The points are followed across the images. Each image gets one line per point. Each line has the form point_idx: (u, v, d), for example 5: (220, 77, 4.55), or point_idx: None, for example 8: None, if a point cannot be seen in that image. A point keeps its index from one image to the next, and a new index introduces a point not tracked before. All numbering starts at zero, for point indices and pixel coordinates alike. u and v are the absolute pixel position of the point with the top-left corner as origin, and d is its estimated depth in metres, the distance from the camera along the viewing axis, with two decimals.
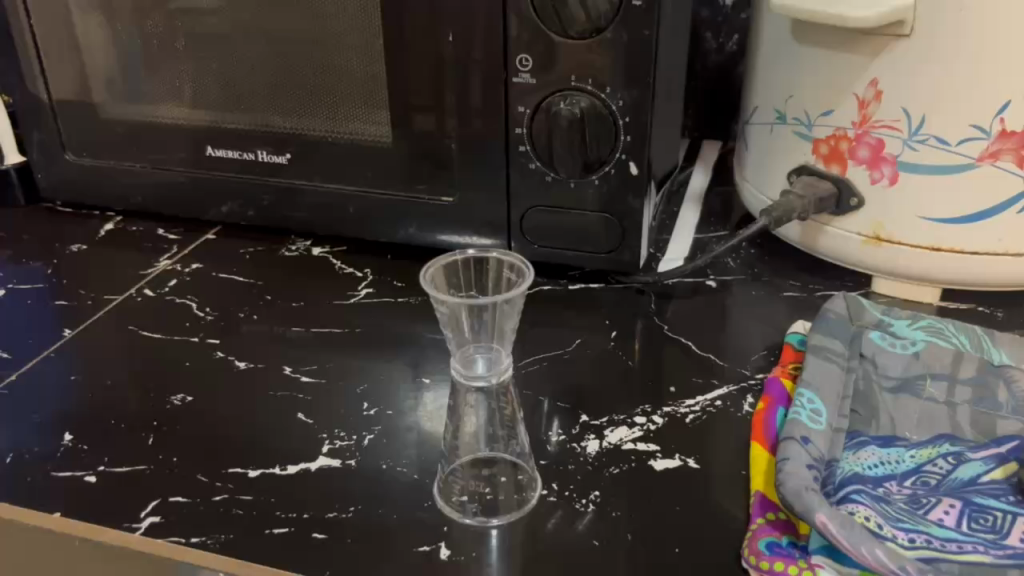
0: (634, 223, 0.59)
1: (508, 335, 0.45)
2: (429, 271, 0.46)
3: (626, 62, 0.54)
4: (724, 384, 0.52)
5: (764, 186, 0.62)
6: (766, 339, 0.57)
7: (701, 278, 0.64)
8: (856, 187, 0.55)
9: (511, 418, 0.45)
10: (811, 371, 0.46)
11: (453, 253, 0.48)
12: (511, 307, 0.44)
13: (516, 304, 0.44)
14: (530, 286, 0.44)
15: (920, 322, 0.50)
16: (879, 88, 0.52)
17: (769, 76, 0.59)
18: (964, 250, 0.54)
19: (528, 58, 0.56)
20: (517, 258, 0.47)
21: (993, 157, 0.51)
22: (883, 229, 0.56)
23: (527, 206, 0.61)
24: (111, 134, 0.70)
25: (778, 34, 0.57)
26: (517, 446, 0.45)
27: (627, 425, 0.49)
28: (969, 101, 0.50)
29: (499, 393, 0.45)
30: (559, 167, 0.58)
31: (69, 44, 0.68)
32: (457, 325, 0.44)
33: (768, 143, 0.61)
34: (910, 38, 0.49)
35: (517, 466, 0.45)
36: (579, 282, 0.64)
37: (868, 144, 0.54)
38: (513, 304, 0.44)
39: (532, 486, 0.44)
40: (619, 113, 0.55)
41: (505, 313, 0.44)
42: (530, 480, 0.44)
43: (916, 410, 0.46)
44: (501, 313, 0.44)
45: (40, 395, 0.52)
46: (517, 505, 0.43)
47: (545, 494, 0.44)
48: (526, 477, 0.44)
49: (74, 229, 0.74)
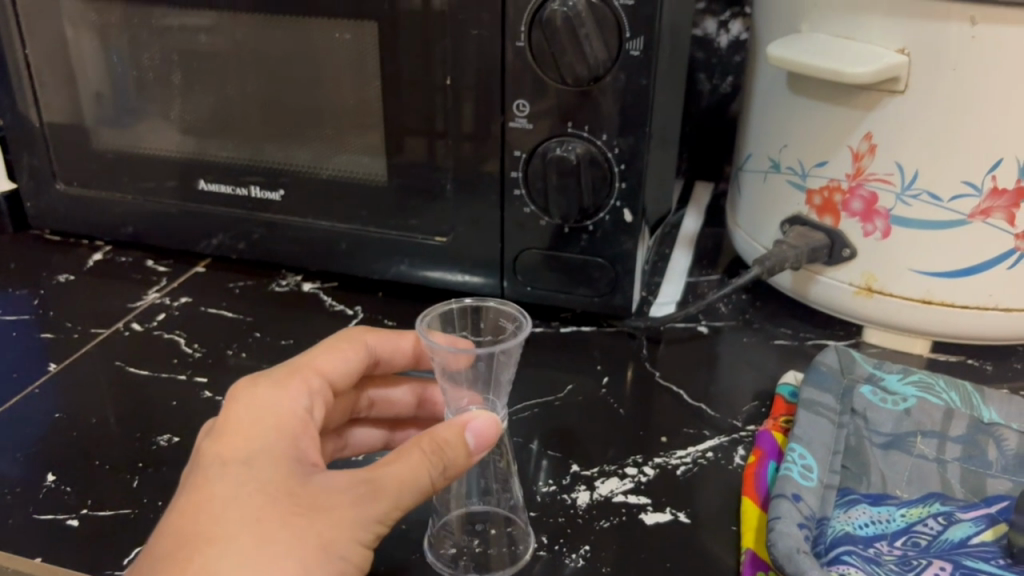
0: (628, 268, 0.59)
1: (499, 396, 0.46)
2: (425, 319, 0.46)
3: (622, 111, 0.54)
4: (716, 434, 0.52)
5: (757, 234, 0.62)
6: (756, 389, 0.57)
7: (692, 323, 0.64)
8: (849, 239, 0.56)
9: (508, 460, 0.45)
10: (804, 427, 0.46)
11: (449, 301, 0.48)
12: (508, 357, 0.44)
13: (513, 354, 0.44)
14: (527, 337, 0.43)
15: (911, 376, 0.50)
16: (873, 142, 0.52)
17: (764, 125, 0.59)
18: (954, 304, 0.54)
19: (525, 104, 0.56)
20: (514, 308, 0.47)
21: (984, 214, 0.51)
22: (875, 281, 0.56)
23: (520, 248, 0.61)
24: (104, 164, 0.70)
25: (772, 86, 0.58)
26: (510, 499, 0.45)
27: (618, 477, 0.48)
28: (961, 158, 0.50)
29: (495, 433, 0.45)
30: (553, 210, 0.58)
31: (65, 77, 0.68)
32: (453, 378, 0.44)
33: (762, 191, 0.61)
34: (904, 94, 0.50)
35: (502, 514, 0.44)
36: (571, 324, 0.64)
37: (861, 196, 0.54)
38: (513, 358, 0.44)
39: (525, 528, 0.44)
40: (615, 160, 0.55)
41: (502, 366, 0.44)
42: (521, 534, 0.44)
43: (906, 467, 0.46)
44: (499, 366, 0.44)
45: (23, 433, 0.52)
46: (508, 560, 0.42)
47: (536, 548, 0.43)
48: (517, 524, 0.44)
49: (62, 258, 0.73)
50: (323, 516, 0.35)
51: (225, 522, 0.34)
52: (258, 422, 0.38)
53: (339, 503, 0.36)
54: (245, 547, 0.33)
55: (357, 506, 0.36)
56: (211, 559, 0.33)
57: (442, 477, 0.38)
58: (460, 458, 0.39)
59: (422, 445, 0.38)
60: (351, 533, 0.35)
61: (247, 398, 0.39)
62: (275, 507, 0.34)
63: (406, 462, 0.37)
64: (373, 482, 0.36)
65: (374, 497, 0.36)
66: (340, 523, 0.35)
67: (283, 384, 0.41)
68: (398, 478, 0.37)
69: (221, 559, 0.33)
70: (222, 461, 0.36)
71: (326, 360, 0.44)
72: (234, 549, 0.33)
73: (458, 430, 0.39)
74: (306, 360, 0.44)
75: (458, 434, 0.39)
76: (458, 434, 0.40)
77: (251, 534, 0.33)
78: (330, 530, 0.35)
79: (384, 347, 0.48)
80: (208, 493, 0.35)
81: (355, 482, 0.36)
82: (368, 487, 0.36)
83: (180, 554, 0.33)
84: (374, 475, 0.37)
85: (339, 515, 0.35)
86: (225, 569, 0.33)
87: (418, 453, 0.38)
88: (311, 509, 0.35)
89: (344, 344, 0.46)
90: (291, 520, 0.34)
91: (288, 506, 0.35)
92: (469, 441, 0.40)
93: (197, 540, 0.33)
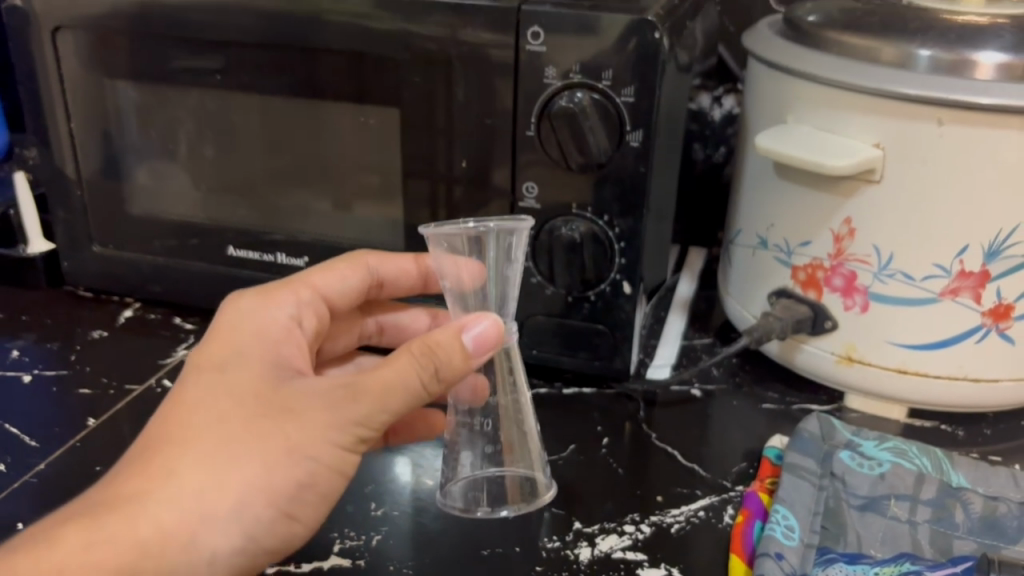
0: (627, 335, 0.63)
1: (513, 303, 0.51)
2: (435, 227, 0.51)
3: (622, 194, 0.59)
4: (707, 494, 0.56)
5: (746, 303, 0.67)
6: (745, 449, 0.61)
7: (687, 386, 0.68)
8: (831, 312, 0.60)
9: (520, 417, 0.52)
10: (787, 489, 0.51)
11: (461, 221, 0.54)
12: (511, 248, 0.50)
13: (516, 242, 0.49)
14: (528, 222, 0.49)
15: (886, 443, 0.55)
16: (853, 225, 0.57)
17: (753, 205, 0.64)
18: (927, 374, 0.59)
19: (534, 186, 0.61)
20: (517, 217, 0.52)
21: (952, 293, 0.56)
22: (854, 351, 0.60)
23: (526, 314, 0.65)
24: (139, 228, 0.75)
25: (760, 170, 0.63)
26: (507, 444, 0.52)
27: (617, 534, 0.52)
28: (932, 243, 0.55)
29: (507, 383, 0.51)
30: (558, 280, 0.62)
31: (107, 148, 0.73)
32: (460, 290, 0.50)
33: (751, 263, 0.65)
34: (879, 184, 0.55)
35: (518, 548, 0.51)
36: (573, 386, 0.68)
37: (842, 274, 0.59)
38: (511, 247, 0.49)
39: (542, 492, 0.52)
40: (615, 238, 0.60)
41: (503, 264, 0.50)
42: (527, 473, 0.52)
43: (881, 528, 0.50)
44: (499, 264, 0.50)
45: (68, 485, 0.56)
46: (521, 497, 0.51)
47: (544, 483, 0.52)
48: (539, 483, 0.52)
49: (95, 314, 0.78)
50: (292, 418, 0.41)
51: (198, 420, 0.41)
52: (249, 339, 0.46)
53: (310, 405, 0.42)
54: (211, 442, 0.40)
55: (331, 410, 0.42)
56: (180, 451, 0.40)
57: (435, 379, 0.44)
58: (452, 360, 0.44)
59: (412, 350, 0.44)
60: (319, 436, 0.42)
61: (231, 320, 0.48)
62: (246, 411, 0.41)
63: (394, 367, 0.43)
64: (351, 388, 0.42)
65: (351, 399, 0.42)
66: (308, 424, 0.41)
67: (265, 304, 0.49)
68: (380, 381, 0.42)
69: (188, 451, 0.40)
70: (204, 373, 0.44)
71: (324, 280, 0.54)
72: (203, 443, 0.40)
73: (451, 333, 0.45)
74: (304, 278, 0.53)
75: (453, 337, 0.45)
76: (455, 337, 0.45)
77: (220, 431, 0.41)
78: (297, 431, 0.41)
79: (386, 270, 0.57)
80: (191, 393, 0.43)
81: (333, 387, 0.43)
82: (349, 391, 0.42)
83: (156, 444, 0.41)
84: (357, 381, 0.43)
85: (308, 418, 0.42)
86: (191, 460, 0.40)
87: (407, 358, 0.43)
88: (281, 412, 0.41)
89: (344, 267, 0.56)
90: (260, 419, 0.41)
91: (258, 407, 0.41)
92: (467, 343, 0.45)
93: (171, 434, 0.41)
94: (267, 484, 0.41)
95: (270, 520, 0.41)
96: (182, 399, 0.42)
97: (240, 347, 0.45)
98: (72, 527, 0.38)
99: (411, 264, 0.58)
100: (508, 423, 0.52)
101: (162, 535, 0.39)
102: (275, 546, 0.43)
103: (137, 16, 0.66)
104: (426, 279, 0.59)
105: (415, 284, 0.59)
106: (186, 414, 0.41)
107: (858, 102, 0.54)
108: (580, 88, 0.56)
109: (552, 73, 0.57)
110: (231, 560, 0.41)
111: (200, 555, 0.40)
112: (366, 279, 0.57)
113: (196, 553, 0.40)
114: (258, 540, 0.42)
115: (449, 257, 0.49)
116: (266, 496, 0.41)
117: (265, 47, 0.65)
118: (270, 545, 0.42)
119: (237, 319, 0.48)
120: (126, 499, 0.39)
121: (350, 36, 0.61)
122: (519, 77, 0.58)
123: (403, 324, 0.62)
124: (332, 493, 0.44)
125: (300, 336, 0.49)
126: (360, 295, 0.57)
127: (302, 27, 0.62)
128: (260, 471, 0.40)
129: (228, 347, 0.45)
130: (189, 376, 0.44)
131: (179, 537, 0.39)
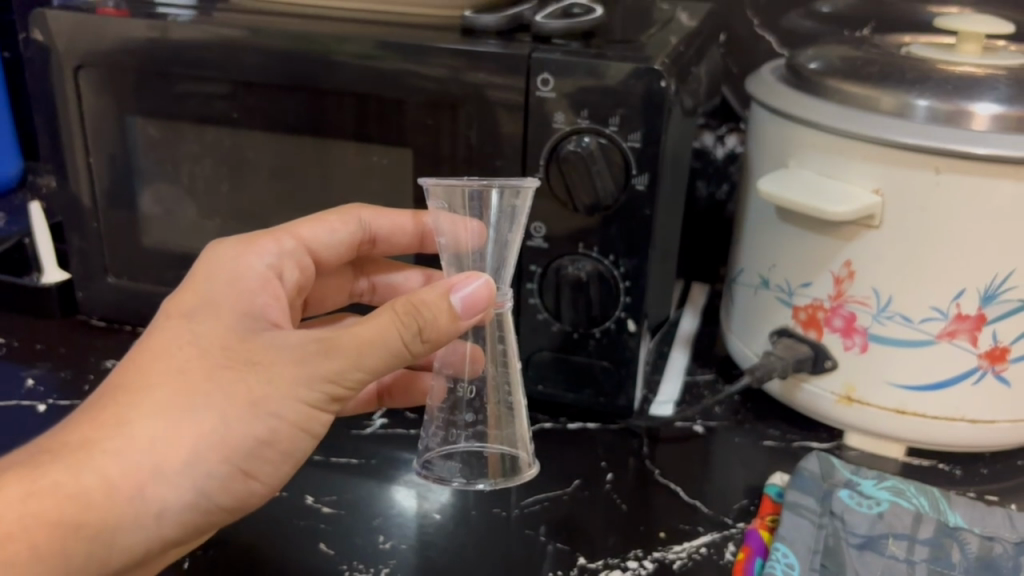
0: (631, 371, 0.65)
1: (509, 267, 0.51)
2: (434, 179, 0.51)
3: (628, 236, 0.60)
4: (709, 531, 0.57)
5: (748, 341, 0.68)
6: (746, 486, 0.62)
7: (689, 423, 0.70)
8: (831, 352, 0.62)
9: (507, 390, 0.53)
10: (788, 527, 0.52)
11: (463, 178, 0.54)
12: (517, 208, 0.49)
13: (524, 202, 0.49)
14: (536, 182, 0.49)
15: (885, 482, 0.56)
16: (853, 268, 0.58)
17: (755, 246, 0.66)
18: (925, 415, 0.60)
19: (542, 227, 0.62)
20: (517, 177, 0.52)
21: (949, 335, 0.57)
22: (854, 391, 0.62)
23: (532, 350, 0.66)
24: (154, 260, 0.77)
25: (762, 213, 0.64)
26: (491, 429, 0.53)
27: (620, 569, 0.53)
28: (929, 287, 0.56)
29: (498, 356, 0.52)
30: (564, 317, 0.64)
31: (124, 181, 0.75)
32: (456, 249, 0.50)
33: (752, 303, 0.67)
34: (878, 228, 0.56)
35: None
36: (577, 421, 0.69)
37: (842, 315, 0.60)
38: (514, 211, 0.49)
39: (523, 470, 0.52)
40: (621, 277, 0.62)
41: (504, 226, 0.50)
42: (512, 456, 0.53)
43: (879, 567, 0.51)
44: (500, 227, 0.50)
45: None
46: (502, 475, 0.52)
47: (526, 465, 0.53)
48: (522, 461, 0.53)
49: (108, 343, 0.79)
50: (259, 369, 0.43)
51: (159, 366, 0.43)
52: (221, 292, 0.48)
53: (280, 359, 0.43)
54: (170, 389, 0.42)
55: (297, 365, 0.43)
56: (134, 401, 0.42)
57: (417, 337, 0.44)
58: (438, 319, 0.45)
59: (396, 307, 0.44)
60: (283, 392, 0.43)
61: (207, 271, 0.49)
62: (211, 361, 0.43)
63: (375, 323, 0.44)
64: (328, 343, 0.44)
65: (328, 354, 0.43)
66: (277, 376, 0.43)
67: (240, 256, 0.52)
68: (356, 338, 0.44)
69: (144, 402, 0.42)
70: (172, 321, 0.45)
71: (311, 230, 0.57)
72: (161, 389, 0.42)
73: (439, 294, 0.45)
74: (291, 227, 0.56)
75: (441, 297, 0.45)
76: (444, 297, 0.45)
77: (180, 378, 0.42)
78: (260, 384, 0.43)
79: (378, 224, 0.59)
80: (153, 341, 0.44)
81: (308, 341, 0.44)
82: (321, 346, 0.44)
83: (112, 392, 0.42)
84: (332, 336, 0.44)
85: (274, 372, 0.43)
86: (145, 410, 0.42)
87: (389, 315, 0.44)
88: (249, 366, 0.43)
89: (334, 218, 0.58)
90: (220, 370, 0.43)
91: (225, 359, 0.43)
92: (456, 304, 0.45)
93: (128, 382, 0.43)
94: (223, 439, 0.42)
95: (224, 476, 0.43)
96: (143, 348, 0.44)
97: (210, 299, 0.47)
98: (13, 476, 0.40)
99: (405, 221, 0.60)
100: (495, 396, 0.53)
101: (109, 486, 0.40)
102: (230, 501, 0.44)
103: (156, 56, 0.68)
104: (420, 237, 0.61)
105: (410, 241, 0.61)
106: (144, 363, 0.43)
107: (859, 149, 0.55)
108: (587, 133, 0.58)
109: (561, 119, 0.59)
110: (181, 515, 0.43)
111: (148, 507, 0.41)
112: (357, 232, 0.59)
113: (144, 506, 0.41)
114: (212, 496, 0.43)
115: (448, 215, 0.49)
116: (221, 451, 0.42)
117: (279, 89, 0.66)
118: (225, 501, 0.44)
119: (211, 269, 0.50)
120: (73, 447, 0.41)
121: (364, 78, 0.63)
122: (529, 120, 0.60)
123: (395, 285, 0.65)
124: (293, 452, 0.46)
125: (276, 285, 0.51)
126: (350, 247, 0.59)
127: (316, 69, 0.64)
128: (217, 425, 0.42)
129: (198, 298, 0.47)
130: (158, 321, 0.46)
131: (127, 488, 0.40)
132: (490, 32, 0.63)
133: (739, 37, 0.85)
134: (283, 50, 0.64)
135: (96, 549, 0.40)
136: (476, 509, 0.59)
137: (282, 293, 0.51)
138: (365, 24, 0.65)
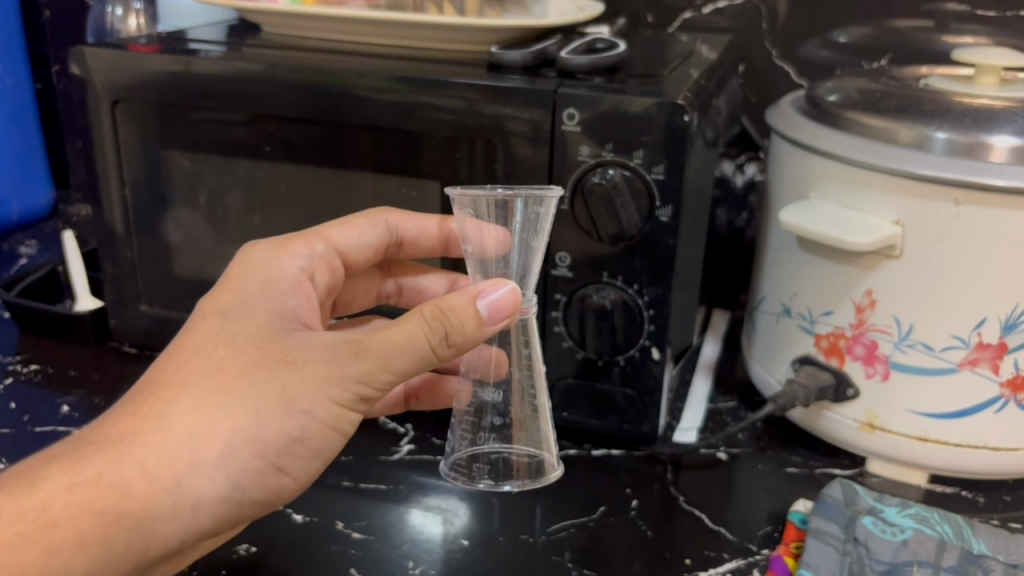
0: (655, 399, 0.65)
1: (533, 275, 0.52)
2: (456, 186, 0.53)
3: (652, 267, 0.61)
4: (734, 557, 0.58)
5: (772, 369, 0.69)
6: (770, 514, 0.62)
7: (713, 450, 0.70)
8: (853, 380, 0.62)
9: (532, 393, 0.54)
10: (811, 554, 0.53)
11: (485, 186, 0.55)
12: (541, 216, 0.51)
13: (547, 210, 0.51)
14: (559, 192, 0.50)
15: (908, 509, 0.57)
16: (874, 297, 0.59)
17: (776, 274, 0.67)
18: (948, 441, 0.60)
19: (566, 256, 0.64)
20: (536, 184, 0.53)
21: (971, 364, 0.58)
22: (876, 418, 0.62)
23: (557, 377, 0.67)
24: (186, 288, 0.79)
25: (784, 241, 0.65)
26: (518, 432, 0.54)
27: None
28: (951, 317, 0.57)
29: (522, 360, 0.53)
30: (589, 344, 0.65)
31: (158, 213, 0.77)
32: (481, 256, 0.52)
33: (775, 330, 0.68)
34: (899, 259, 0.57)
35: None
36: (601, 448, 0.70)
37: (864, 344, 0.61)
38: (538, 219, 0.51)
39: (549, 472, 0.54)
40: (645, 306, 0.63)
41: (528, 234, 0.51)
42: (538, 459, 0.54)
43: None
44: (524, 234, 0.51)
45: None
46: (529, 476, 0.54)
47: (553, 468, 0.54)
48: (546, 463, 0.54)
49: (140, 369, 0.81)
50: (292, 368, 0.44)
51: (196, 363, 0.44)
52: (254, 294, 0.49)
53: (311, 358, 0.45)
54: (206, 385, 0.43)
55: (330, 365, 0.44)
56: (171, 396, 0.43)
57: (444, 343, 0.45)
58: (464, 324, 0.45)
59: (424, 310, 0.45)
60: (317, 390, 0.44)
61: (243, 272, 0.51)
62: (246, 360, 0.44)
63: (404, 327, 0.45)
64: (358, 345, 0.45)
65: (357, 356, 0.44)
66: (308, 378, 0.44)
67: (275, 257, 0.53)
68: (387, 340, 0.45)
69: (181, 397, 0.43)
70: (207, 321, 0.47)
71: (340, 233, 0.58)
72: (198, 384, 0.43)
73: (468, 299, 0.46)
74: (321, 230, 0.57)
75: (470, 303, 0.46)
76: (471, 303, 0.46)
77: (215, 375, 0.44)
78: (293, 382, 0.44)
79: (404, 229, 0.61)
80: (191, 339, 0.46)
81: (339, 342, 0.45)
82: (352, 347, 0.45)
83: (151, 387, 0.44)
84: (364, 337, 0.45)
85: (306, 372, 0.44)
86: (183, 405, 0.43)
87: (417, 320, 0.45)
88: (278, 363, 0.44)
89: (362, 222, 0.59)
90: (254, 368, 0.44)
91: (261, 356, 0.44)
92: (482, 309, 0.46)
93: (166, 377, 0.44)
94: (257, 434, 0.44)
95: (259, 470, 0.44)
96: (180, 346, 0.45)
97: (245, 300, 0.49)
98: (57, 468, 0.41)
99: (432, 227, 0.62)
100: (520, 400, 0.54)
101: (148, 478, 0.42)
102: (263, 495, 0.46)
103: (185, 89, 0.70)
104: (445, 243, 0.63)
105: (434, 246, 0.63)
106: (182, 361, 0.45)
107: (880, 183, 0.56)
108: (611, 165, 0.59)
109: (585, 152, 0.60)
110: (217, 508, 0.44)
111: (184, 499, 0.43)
112: (384, 236, 0.61)
113: (181, 497, 0.42)
114: (246, 489, 0.45)
115: (474, 221, 0.50)
116: (254, 447, 0.44)
117: (308, 123, 0.68)
118: (258, 494, 0.45)
119: (244, 271, 0.51)
120: (114, 440, 0.42)
121: (391, 112, 0.65)
122: (556, 157, 0.61)
123: (421, 287, 0.66)
124: (322, 450, 0.47)
125: (309, 285, 0.53)
126: (378, 250, 0.61)
127: (340, 102, 0.66)
128: (252, 420, 0.43)
129: (234, 299, 0.49)
130: (194, 320, 0.48)
131: (165, 481, 0.42)
132: (516, 67, 0.65)
133: (758, 67, 0.86)
134: (310, 83, 0.66)
135: (135, 538, 0.42)
136: (503, 536, 0.60)
137: (313, 295, 0.53)
138: (391, 60, 0.67)
